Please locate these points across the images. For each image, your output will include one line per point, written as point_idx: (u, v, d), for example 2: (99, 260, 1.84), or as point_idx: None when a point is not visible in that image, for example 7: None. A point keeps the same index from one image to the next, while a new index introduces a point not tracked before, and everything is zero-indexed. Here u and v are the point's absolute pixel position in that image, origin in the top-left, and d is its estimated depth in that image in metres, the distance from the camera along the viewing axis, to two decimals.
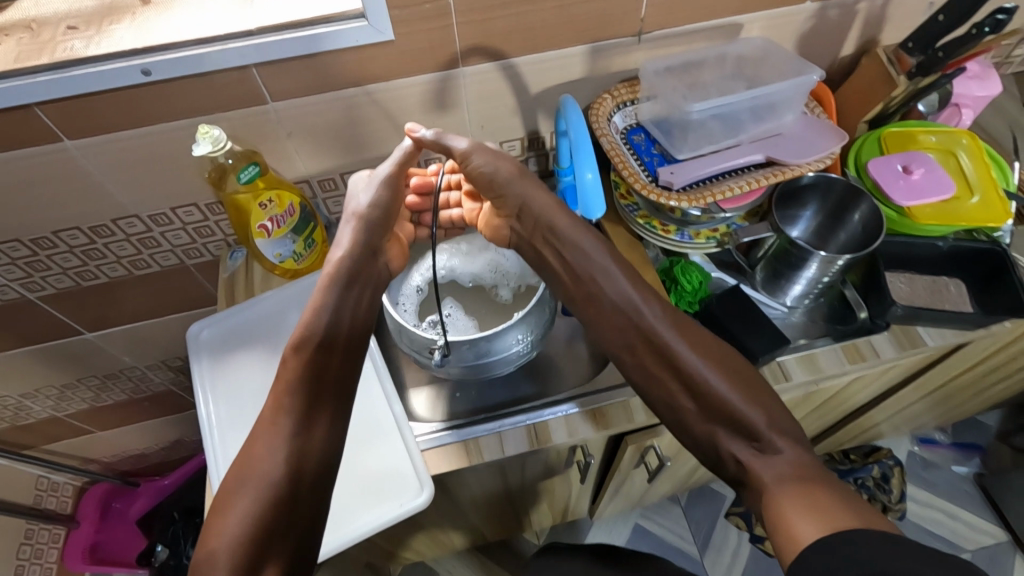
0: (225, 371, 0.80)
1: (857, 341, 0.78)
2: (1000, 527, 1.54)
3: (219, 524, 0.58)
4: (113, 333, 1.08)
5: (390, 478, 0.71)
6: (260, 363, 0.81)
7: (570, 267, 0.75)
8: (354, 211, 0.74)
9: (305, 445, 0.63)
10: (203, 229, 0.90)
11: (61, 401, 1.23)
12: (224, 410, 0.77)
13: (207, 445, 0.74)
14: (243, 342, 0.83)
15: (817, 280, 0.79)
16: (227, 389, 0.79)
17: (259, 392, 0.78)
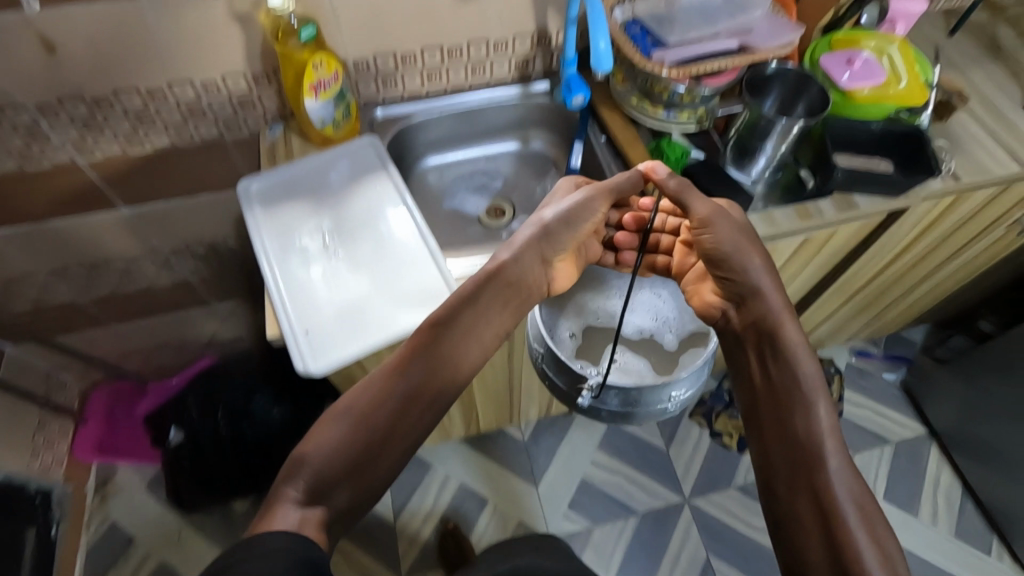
0: (276, 217, 0.92)
1: (805, 204, 0.96)
2: (919, 424, 1.79)
3: (316, 436, 0.67)
4: (146, 211, 1.17)
5: (426, 293, 0.84)
6: (307, 211, 0.93)
7: (771, 378, 0.75)
8: (540, 220, 0.83)
9: (405, 412, 0.70)
10: (247, 102, 1.01)
11: (85, 285, 1.31)
12: (277, 246, 0.90)
13: (266, 269, 0.86)
14: (290, 195, 0.95)
15: (775, 152, 0.96)
16: (278, 229, 0.91)
17: (308, 233, 0.91)
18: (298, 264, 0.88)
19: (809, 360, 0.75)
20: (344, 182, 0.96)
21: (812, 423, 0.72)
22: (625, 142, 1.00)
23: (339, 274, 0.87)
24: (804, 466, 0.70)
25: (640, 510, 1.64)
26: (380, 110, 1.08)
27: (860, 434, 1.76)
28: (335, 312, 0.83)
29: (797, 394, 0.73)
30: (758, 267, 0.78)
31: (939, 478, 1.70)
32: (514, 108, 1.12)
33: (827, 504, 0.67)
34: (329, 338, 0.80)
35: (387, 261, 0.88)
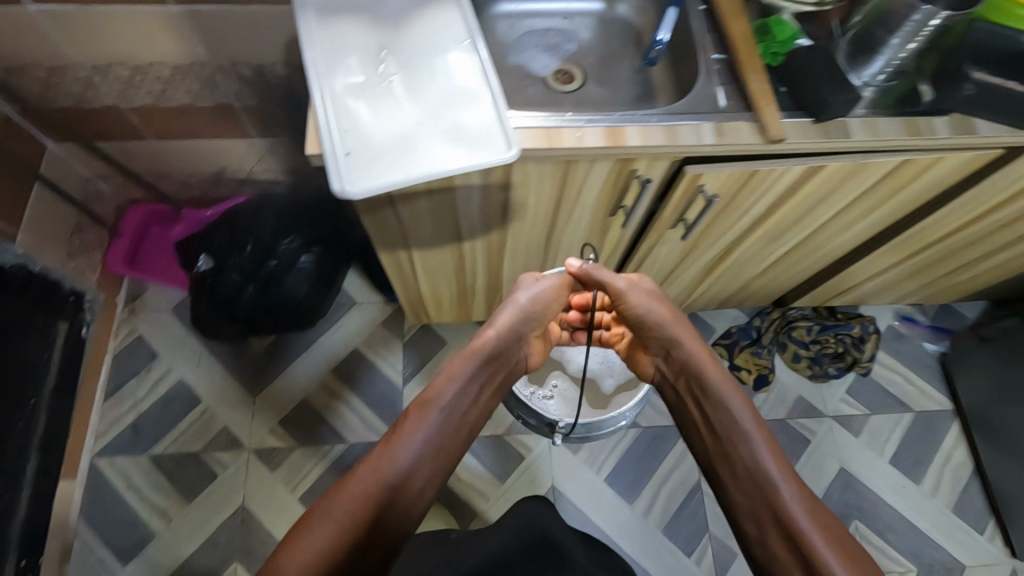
0: (329, 31, 0.84)
1: (916, 119, 0.84)
2: (945, 399, 1.72)
3: (379, 451, 0.96)
4: (194, 13, 1.10)
5: (479, 135, 0.77)
6: (362, 28, 0.85)
7: (711, 420, 1.07)
8: (514, 302, 1.05)
9: (439, 428, 1.00)
10: None
11: (127, 88, 1.28)
12: (327, 57, 0.82)
13: (312, 79, 0.79)
14: (346, 8, 0.86)
15: (897, 51, 0.84)
16: (330, 40, 0.83)
17: (360, 50, 0.83)
18: (346, 83, 0.80)
19: (741, 397, 1.06)
20: (406, 6, 0.87)
21: (758, 456, 1.01)
22: (731, 13, 0.88)
23: (387, 101, 0.80)
24: (761, 490, 0.98)
25: (642, 425, 1.64)
26: None
27: (882, 398, 1.71)
28: (380, 138, 0.77)
29: (737, 437, 1.03)
30: (683, 344, 1.07)
31: (951, 453, 1.66)
32: None
33: (764, 496, 0.97)
34: (370, 164, 0.75)
35: (441, 94, 0.81)
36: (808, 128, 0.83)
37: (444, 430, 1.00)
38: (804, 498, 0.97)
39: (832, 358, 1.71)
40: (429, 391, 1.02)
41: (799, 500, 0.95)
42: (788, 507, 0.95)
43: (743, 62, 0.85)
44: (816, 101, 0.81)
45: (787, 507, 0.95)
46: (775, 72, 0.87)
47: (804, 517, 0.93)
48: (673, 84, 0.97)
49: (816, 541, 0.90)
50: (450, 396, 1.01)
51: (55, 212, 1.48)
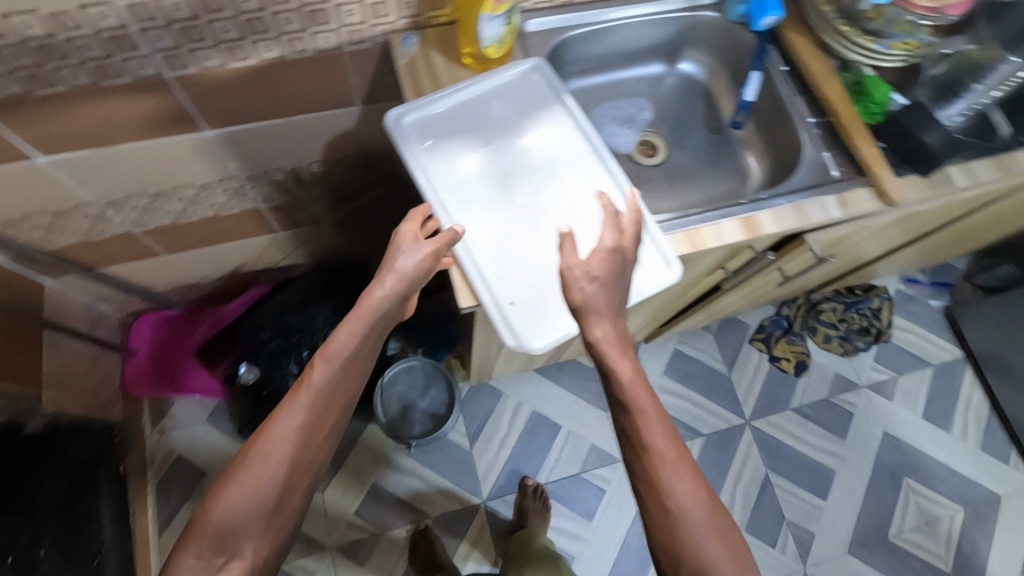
0: (424, 165, 0.82)
1: (1003, 154, 0.89)
2: (956, 346, 1.89)
3: (199, 532, 0.71)
4: (231, 137, 0.99)
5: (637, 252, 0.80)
6: (474, 159, 0.85)
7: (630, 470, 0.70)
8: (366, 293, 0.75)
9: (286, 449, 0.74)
10: (381, 7, 0.81)
11: (144, 215, 1.13)
12: (451, 201, 0.82)
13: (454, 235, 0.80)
14: (454, 131, 0.85)
15: (981, 98, 0.88)
16: (450, 182, 0.83)
17: (482, 186, 0.83)
18: (474, 217, 0.82)
19: (670, 446, 0.70)
20: (511, 120, 0.86)
21: (664, 445, 0.69)
22: (821, 78, 0.88)
23: (527, 215, 0.83)
24: (663, 525, 0.68)
25: (704, 433, 1.70)
26: (532, 21, 0.89)
27: (904, 357, 1.85)
28: (534, 280, 0.81)
29: (656, 455, 0.69)
30: (629, 372, 0.70)
31: (970, 397, 1.83)
32: (675, 23, 0.97)
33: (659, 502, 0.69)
34: (539, 311, 0.79)
35: (563, 211, 0.83)
36: (918, 181, 0.86)
37: (278, 464, 0.74)
38: (727, 538, 0.68)
39: (859, 332, 1.81)
40: (325, 344, 0.76)
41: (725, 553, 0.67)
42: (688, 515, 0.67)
43: (849, 129, 0.86)
44: (923, 155, 0.85)
45: (687, 521, 0.67)
46: (876, 129, 0.89)
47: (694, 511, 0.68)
48: (758, 137, 0.98)
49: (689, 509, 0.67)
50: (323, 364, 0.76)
51: (68, 352, 1.33)
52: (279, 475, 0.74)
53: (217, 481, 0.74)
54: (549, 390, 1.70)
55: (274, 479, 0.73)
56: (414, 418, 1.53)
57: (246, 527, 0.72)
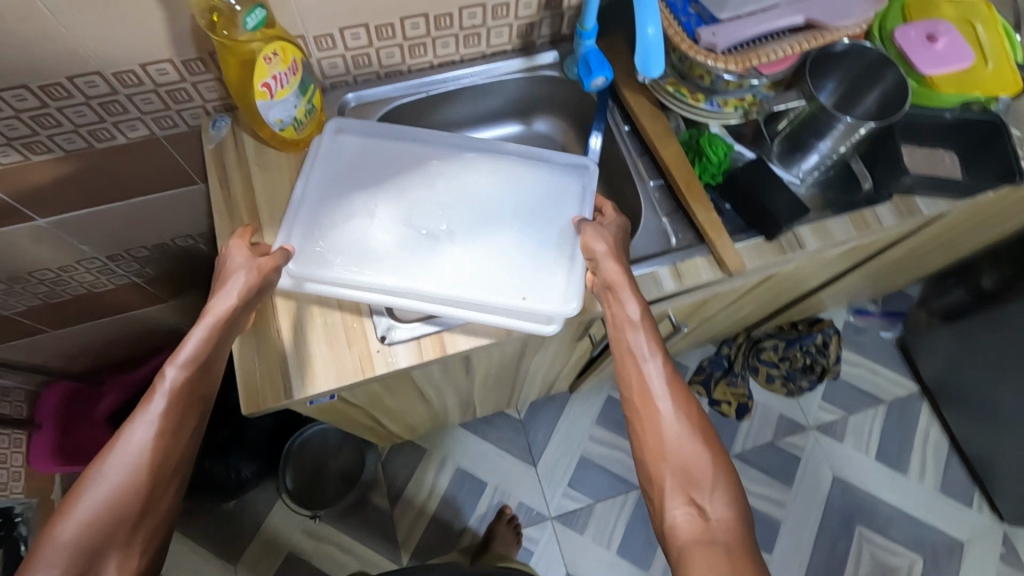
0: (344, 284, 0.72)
1: (863, 211, 0.82)
2: (911, 380, 1.79)
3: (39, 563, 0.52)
4: (69, 221, 0.96)
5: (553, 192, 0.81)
6: (357, 233, 0.75)
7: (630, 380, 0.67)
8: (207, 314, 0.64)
9: (141, 464, 0.57)
10: (178, 92, 0.78)
11: (8, 297, 1.10)
12: (384, 282, 0.72)
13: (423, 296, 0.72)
14: (328, 223, 0.75)
15: (831, 151, 0.81)
16: (364, 268, 0.72)
17: (384, 249, 0.74)
18: (416, 274, 0.73)
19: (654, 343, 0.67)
20: (351, 172, 0.79)
21: (642, 345, 0.67)
22: (657, 136, 0.83)
23: (452, 238, 0.76)
24: (641, 414, 0.66)
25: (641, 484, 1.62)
26: (352, 94, 0.86)
27: (854, 394, 1.76)
28: (500, 266, 0.75)
29: (635, 346, 0.68)
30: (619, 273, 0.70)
31: (927, 434, 1.72)
32: (518, 83, 0.93)
33: (641, 394, 0.66)
34: (545, 287, 0.74)
35: (467, 207, 0.79)
36: (764, 246, 0.79)
37: (132, 480, 0.56)
38: (708, 432, 0.63)
39: (802, 370, 1.72)
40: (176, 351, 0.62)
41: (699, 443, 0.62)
42: (659, 395, 0.65)
43: (685, 192, 0.80)
44: (765, 217, 0.78)
45: (658, 402, 0.65)
46: (718, 189, 0.83)
47: (668, 398, 0.65)
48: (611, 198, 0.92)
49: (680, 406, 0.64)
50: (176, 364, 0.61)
51: None
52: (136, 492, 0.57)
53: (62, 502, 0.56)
54: (474, 446, 1.62)
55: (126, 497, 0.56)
56: (325, 482, 1.46)
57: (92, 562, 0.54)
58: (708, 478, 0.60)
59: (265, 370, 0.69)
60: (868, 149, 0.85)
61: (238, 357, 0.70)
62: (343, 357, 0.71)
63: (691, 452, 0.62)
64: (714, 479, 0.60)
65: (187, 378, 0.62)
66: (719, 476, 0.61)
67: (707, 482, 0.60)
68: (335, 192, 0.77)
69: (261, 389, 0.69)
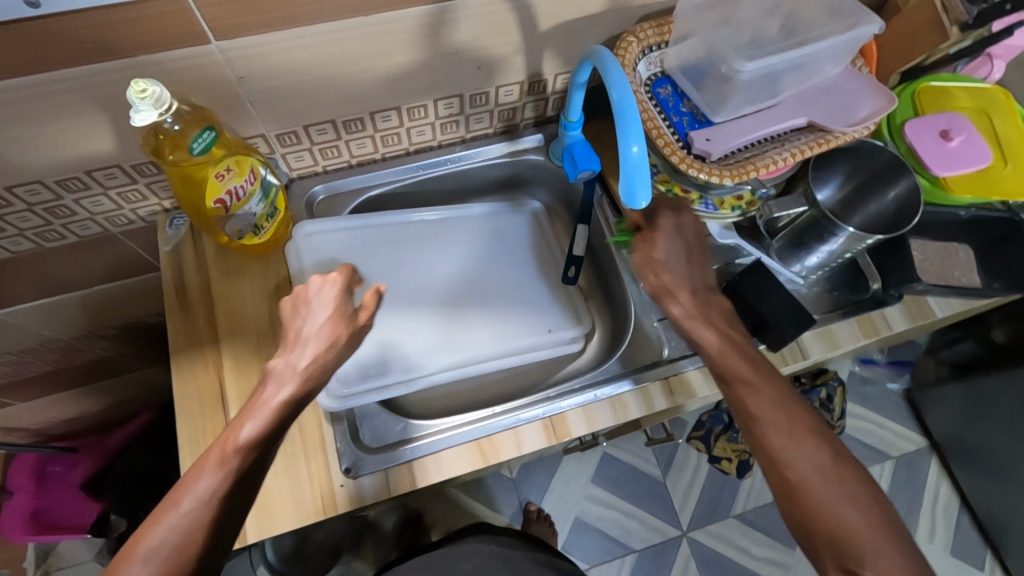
0: (391, 391, 0.71)
1: (871, 314, 0.76)
2: (919, 434, 1.72)
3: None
4: (23, 311, 0.90)
5: (514, 239, 0.87)
6: (389, 330, 0.75)
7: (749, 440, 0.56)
8: (316, 334, 0.58)
9: (202, 530, 0.48)
10: (131, 193, 0.73)
11: None
12: (444, 363, 0.75)
13: (483, 364, 0.76)
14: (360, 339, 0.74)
15: (837, 252, 0.75)
16: (415, 361, 0.74)
17: (417, 335, 0.76)
18: (461, 342, 0.77)
19: (775, 402, 0.56)
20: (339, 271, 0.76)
21: (755, 401, 0.56)
22: (647, 236, 0.77)
23: (467, 295, 0.80)
24: (774, 479, 0.54)
25: (638, 547, 1.55)
26: (321, 185, 0.81)
27: (861, 449, 1.69)
28: (517, 301, 0.82)
29: (743, 401, 0.57)
30: (715, 338, 0.61)
31: (936, 492, 1.66)
32: (501, 166, 0.87)
33: (771, 464, 0.54)
34: (557, 316, 0.82)
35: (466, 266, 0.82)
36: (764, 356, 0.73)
37: (192, 549, 0.47)
38: (859, 492, 0.52)
39: None
40: (247, 412, 0.53)
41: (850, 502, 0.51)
42: (790, 464, 0.53)
43: None
44: (764, 327, 0.72)
45: (789, 466, 0.53)
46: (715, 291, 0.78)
47: (803, 456, 0.53)
48: (598, 289, 0.86)
49: (825, 476, 0.52)
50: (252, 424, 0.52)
51: None
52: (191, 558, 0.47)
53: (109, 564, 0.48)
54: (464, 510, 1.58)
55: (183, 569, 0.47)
56: (307, 553, 1.38)
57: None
58: (867, 546, 0.49)
59: None
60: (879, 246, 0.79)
61: None
62: (304, 491, 0.65)
63: (844, 522, 0.50)
64: (877, 544, 0.49)
65: (262, 440, 0.52)
66: (880, 543, 0.49)
67: (867, 549, 0.49)
68: None
69: None
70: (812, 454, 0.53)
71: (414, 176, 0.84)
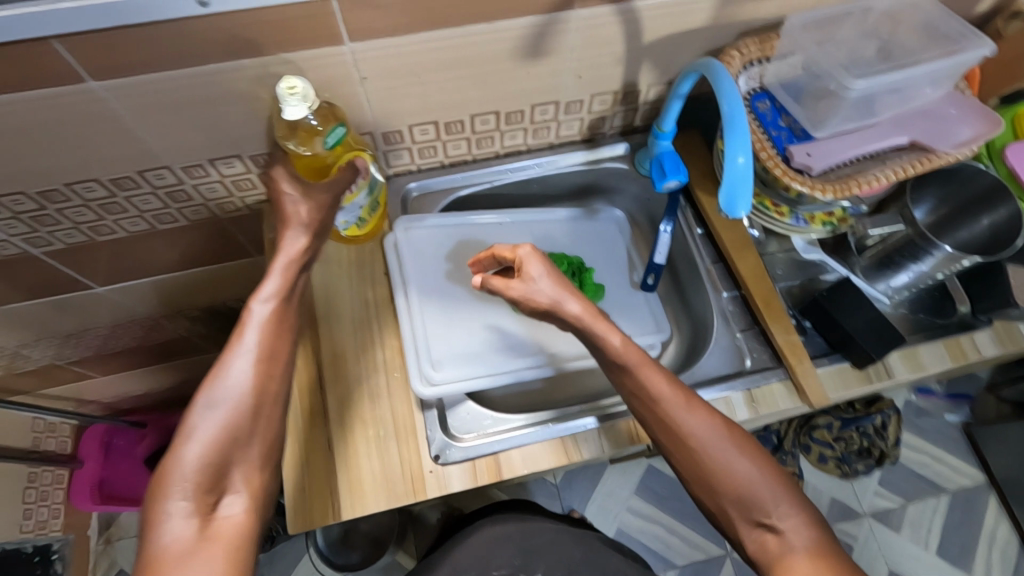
0: (476, 383, 0.73)
1: (959, 337, 0.75)
2: (978, 470, 1.66)
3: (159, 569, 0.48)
4: (126, 287, 0.95)
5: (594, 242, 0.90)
6: (475, 326, 0.78)
7: (662, 430, 0.63)
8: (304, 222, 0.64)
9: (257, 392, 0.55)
10: (243, 182, 0.77)
11: (62, 350, 1.10)
12: (530, 357, 0.78)
13: (565, 361, 0.78)
14: (448, 333, 0.76)
15: (927, 273, 0.75)
16: (501, 355, 0.77)
17: (502, 331, 0.79)
18: (542, 338, 0.80)
19: (675, 387, 0.63)
20: (428, 267, 0.80)
21: (656, 384, 0.62)
22: (733, 247, 0.78)
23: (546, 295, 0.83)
24: (677, 448, 0.62)
25: (679, 564, 1.53)
26: (414, 183, 0.84)
27: (915, 481, 1.64)
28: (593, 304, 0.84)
29: (645, 388, 0.63)
30: (620, 342, 0.64)
31: (995, 531, 1.60)
32: (584, 173, 0.89)
33: (674, 438, 0.62)
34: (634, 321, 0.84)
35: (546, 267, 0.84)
36: (850, 373, 0.73)
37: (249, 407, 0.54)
38: (749, 448, 0.61)
39: (858, 453, 1.60)
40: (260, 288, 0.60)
41: (741, 453, 0.61)
42: (691, 436, 0.61)
43: (763, 312, 0.75)
44: (851, 344, 0.72)
45: (690, 433, 0.61)
46: (798, 306, 0.78)
47: (699, 422, 0.62)
48: (676, 298, 0.87)
49: (717, 441, 0.61)
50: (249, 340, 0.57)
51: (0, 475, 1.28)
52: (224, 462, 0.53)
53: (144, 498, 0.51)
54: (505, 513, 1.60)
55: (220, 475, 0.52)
56: (354, 543, 1.41)
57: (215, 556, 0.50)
58: (765, 491, 0.59)
59: (316, 483, 0.66)
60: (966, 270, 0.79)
61: (287, 472, 0.66)
62: (394, 474, 0.67)
63: (741, 478, 0.60)
64: (773, 490, 0.59)
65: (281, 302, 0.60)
66: (777, 490, 0.60)
67: (769, 497, 0.59)
68: (428, 294, 0.78)
69: (309, 507, 0.65)
70: (711, 426, 0.61)
71: (501, 180, 0.87)
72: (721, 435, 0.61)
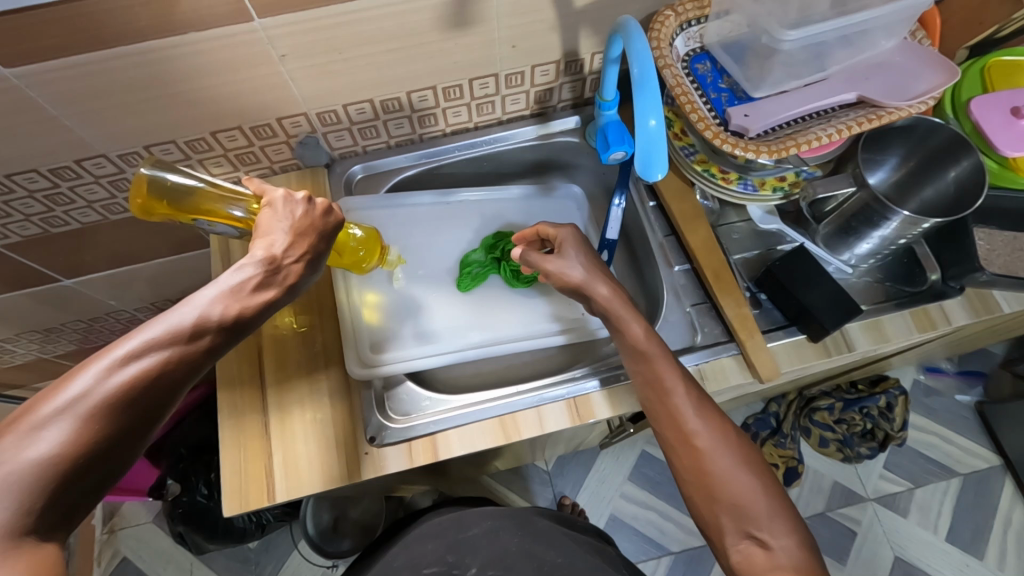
0: (415, 364, 0.72)
1: (927, 306, 0.71)
2: (991, 452, 1.59)
3: None
4: (93, 280, 0.97)
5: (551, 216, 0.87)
6: (418, 306, 0.77)
7: (677, 425, 0.57)
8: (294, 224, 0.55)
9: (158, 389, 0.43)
10: (184, 169, 0.77)
11: (46, 344, 1.12)
12: (476, 338, 0.76)
13: (512, 341, 0.76)
14: (388, 314, 0.75)
15: (890, 239, 0.70)
16: (446, 335, 0.76)
17: (447, 311, 0.78)
18: (491, 319, 0.78)
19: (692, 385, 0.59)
20: None
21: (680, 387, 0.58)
22: (683, 218, 0.75)
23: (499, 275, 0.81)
24: (682, 448, 0.57)
25: (675, 550, 1.50)
26: (360, 165, 0.84)
27: (923, 463, 1.58)
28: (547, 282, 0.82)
29: (658, 377, 0.59)
30: (642, 331, 0.61)
31: (1010, 515, 1.52)
32: (535, 149, 0.87)
33: (677, 430, 0.57)
34: None
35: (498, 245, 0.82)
36: (804, 347, 0.70)
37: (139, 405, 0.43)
38: (753, 459, 0.57)
39: (861, 435, 1.55)
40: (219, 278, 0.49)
41: (740, 465, 0.56)
42: (697, 434, 0.56)
43: (713, 284, 0.71)
44: (805, 315, 0.68)
45: (698, 436, 0.56)
46: (754, 278, 0.74)
47: (707, 427, 0.57)
48: (632, 273, 0.85)
49: (722, 448, 0.56)
50: (214, 287, 0.49)
51: None
52: (141, 410, 0.43)
53: (10, 414, 0.40)
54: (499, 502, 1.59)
55: (127, 422, 0.42)
56: (344, 531, 1.41)
57: (48, 501, 0.38)
58: (764, 509, 0.54)
59: (254, 465, 0.65)
60: (937, 234, 0.74)
61: (224, 456, 0.65)
62: (331, 457, 0.66)
63: (742, 485, 0.55)
64: (772, 509, 0.54)
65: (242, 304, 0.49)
66: (775, 508, 0.54)
67: (764, 513, 0.54)
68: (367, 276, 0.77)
69: (245, 489, 0.64)
70: (716, 430, 0.57)
71: (450, 157, 0.85)
72: (719, 435, 0.57)
